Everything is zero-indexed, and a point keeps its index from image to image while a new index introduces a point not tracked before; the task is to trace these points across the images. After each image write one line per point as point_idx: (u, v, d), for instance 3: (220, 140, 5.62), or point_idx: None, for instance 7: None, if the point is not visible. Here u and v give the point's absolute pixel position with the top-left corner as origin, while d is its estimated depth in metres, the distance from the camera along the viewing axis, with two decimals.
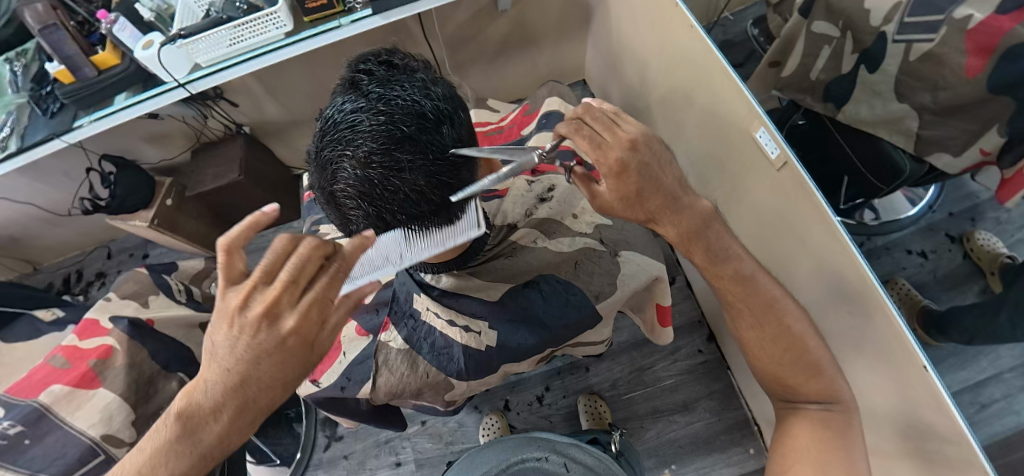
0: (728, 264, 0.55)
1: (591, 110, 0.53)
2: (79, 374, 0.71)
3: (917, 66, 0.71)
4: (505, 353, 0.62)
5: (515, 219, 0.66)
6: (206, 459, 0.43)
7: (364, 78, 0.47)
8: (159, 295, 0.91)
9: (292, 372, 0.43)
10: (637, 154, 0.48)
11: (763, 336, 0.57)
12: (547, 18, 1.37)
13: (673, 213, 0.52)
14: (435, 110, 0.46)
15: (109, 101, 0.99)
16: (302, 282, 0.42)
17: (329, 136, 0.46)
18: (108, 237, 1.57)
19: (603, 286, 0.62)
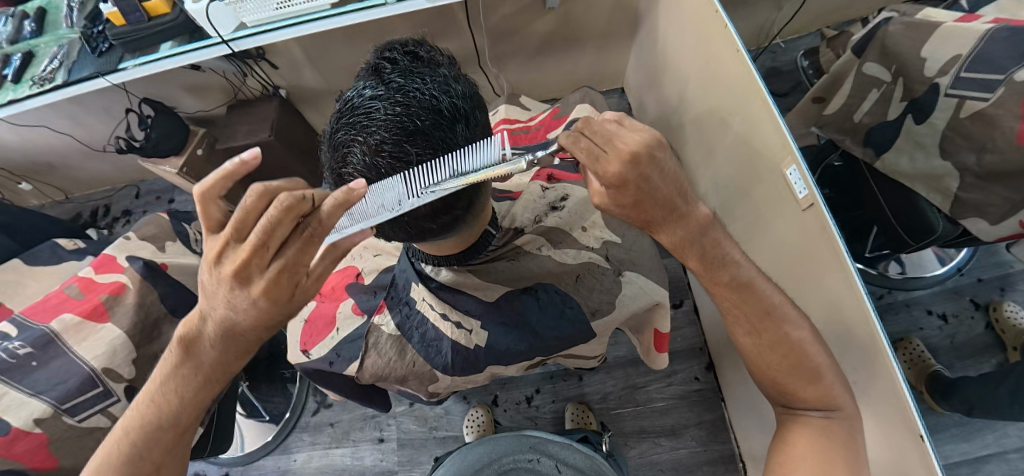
0: (725, 271, 0.53)
1: (590, 123, 0.45)
2: (91, 306, 0.74)
3: (967, 124, 0.68)
4: (493, 355, 0.63)
5: (523, 224, 0.65)
6: (210, 380, 0.45)
7: (388, 67, 0.49)
8: (176, 242, 0.94)
9: (273, 321, 0.43)
10: (636, 171, 0.43)
11: (761, 340, 0.56)
12: (593, 21, 1.35)
13: (677, 224, 0.48)
14: (451, 107, 0.48)
15: (154, 48, 1.02)
16: (273, 245, 0.38)
17: (346, 119, 0.48)
18: (139, 177, 1.62)
19: (602, 303, 0.62)
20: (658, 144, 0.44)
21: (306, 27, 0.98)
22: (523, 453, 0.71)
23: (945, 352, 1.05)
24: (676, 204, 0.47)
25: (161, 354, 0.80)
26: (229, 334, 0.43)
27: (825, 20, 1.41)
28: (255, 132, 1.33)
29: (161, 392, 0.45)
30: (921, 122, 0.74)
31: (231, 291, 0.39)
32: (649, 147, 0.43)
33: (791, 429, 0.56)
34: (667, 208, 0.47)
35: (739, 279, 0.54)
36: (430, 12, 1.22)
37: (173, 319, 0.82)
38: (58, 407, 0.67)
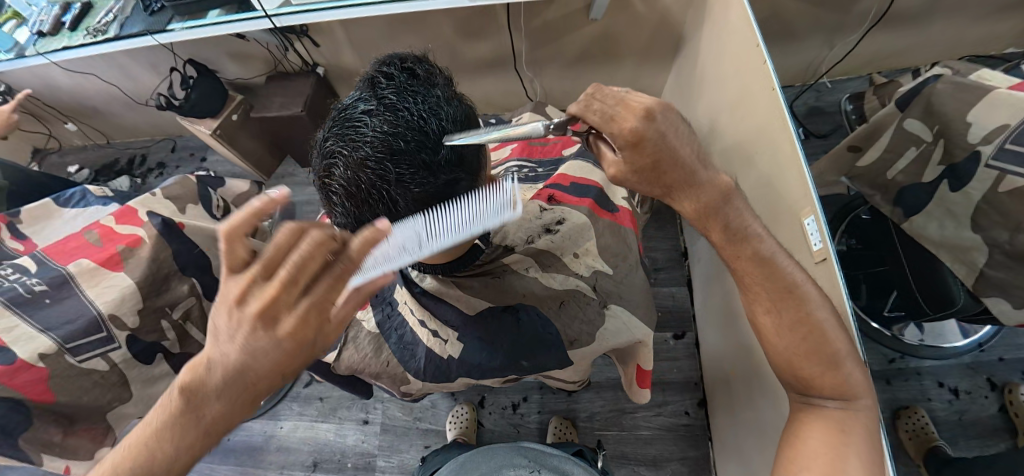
0: (744, 244, 0.51)
1: (602, 89, 0.48)
2: (107, 255, 0.77)
3: (1004, 199, 0.65)
4: (465, 368, 0.63)
5: (514, 242, 0.62)
6: (211, 434, 0.42)
7: (383, 81, 0.50)
8: (198, 205, 0.98)
9: (295, 362, 0.42)
10: (653, 126, 0.44)
11: (790, 319, 0.51)
12: (634, 37, 1.33)
13: (694, 187, 0.47)
14: (439, 130, 0.48)
15: (202, 14, 1.06)
16: (301, 280, 0.39)
17: (333, 130, 0.48)
18: (176, 133, 1.69)
19: (581, 333, 0.62)
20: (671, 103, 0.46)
21: (348, 11, 1.00)
22: (518, 456, 0.72)
23: (951, 428, 1.00)
24: (693, 170, 0.46)
25: (166, 308, 0.83)
26: (233, 385, 0.41)
27: (878, 65, 1.35)
28: (289, 105, 1.36)
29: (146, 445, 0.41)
30: (956, 190, 0.70)
31: (252, 331, 0.39)
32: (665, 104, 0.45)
33: (806, 423, 0.52)
34: (682, 171, 0.46)
35: (762, 262, 0.51)
36: (473, 10, 1.22)
37: (182, 277, 0.86)
38: (62, 346, 0.70)
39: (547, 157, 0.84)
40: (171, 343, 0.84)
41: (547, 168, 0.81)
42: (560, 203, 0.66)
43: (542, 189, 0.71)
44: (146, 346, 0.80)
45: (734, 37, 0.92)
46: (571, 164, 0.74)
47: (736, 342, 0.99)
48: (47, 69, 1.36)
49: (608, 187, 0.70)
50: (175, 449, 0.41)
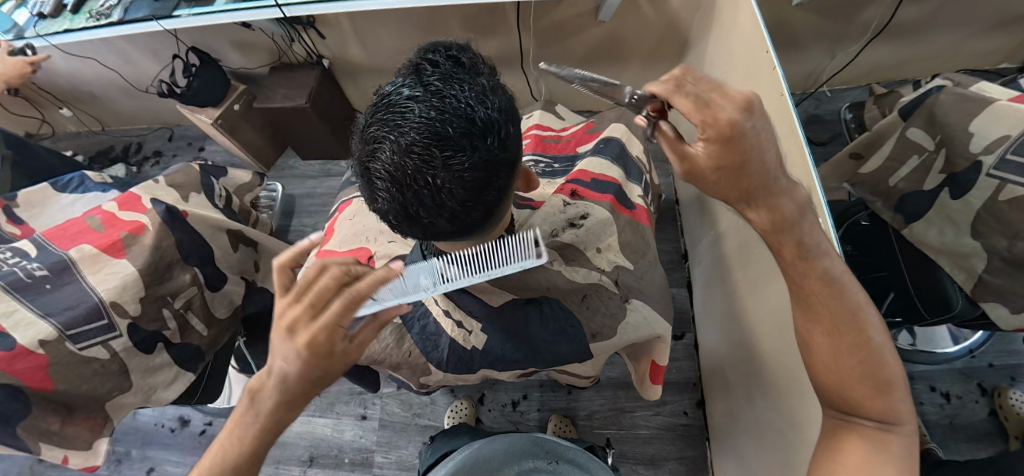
0: (816, 262, 0.47)
1: (691, 74, 0.45)
2: (110, 241, 0.76)
3: (1004, 208, 0.66)
4: (487, 360, 0.63)
5: (539, 234, 0.65)
6: (270, 430, 0.44)
7: (428, 68, 0.48)
8: (200, 194, 0.98)
9: (320, 369, 0.43)
10: (739, 117, 0.41)
11: (850, 340, 0.47)
12: (640, 41, 1.35)
13: (775, 193, 0.44)
14: (489, 116, 0.46)
15: (210, 2, 1.05)
16: (320, 306, 0.43)
17: (378, 117, 0.47)
18: (174, 122, 1.66)
19: (604, 327, 0.62)
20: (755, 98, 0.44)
21: (359, 3, 0.99)
22: (538, 447, 0.72)
23: (942, 432, 1.02)
24: (775, 178, 0.44)
25: (168, 297, 0.82)
26: (282, 389, 0.43)
27: (876, 76, 1.38)
28: (293, 97, 1.35)
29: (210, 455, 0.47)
30: (957, 198, 0.72)
31: (282, 342, 0.43)
32: (751, 99, 0.43)
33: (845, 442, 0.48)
34: (760, 181, 0.44)
35: (821, 284, 0.47)
36: (481, 7, 1.22)
37: (185, 266, 0.85)
38: (63, 333, 0.69)
39: (561, 154, 0.87)
40: (172, 333, 0.82)
41: (563, 163, 0.85)
42: (582, 198, 0.69)
43: (563, 183, 0.73)
44: (146, 335, 0.78)
45: (743, 40, 0.93)
46: (589, 160, 0.74)
47: (736, 343, 1.01)
48: (44, 52, 1.33)
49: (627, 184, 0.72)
50: (242, 450, 0.47)
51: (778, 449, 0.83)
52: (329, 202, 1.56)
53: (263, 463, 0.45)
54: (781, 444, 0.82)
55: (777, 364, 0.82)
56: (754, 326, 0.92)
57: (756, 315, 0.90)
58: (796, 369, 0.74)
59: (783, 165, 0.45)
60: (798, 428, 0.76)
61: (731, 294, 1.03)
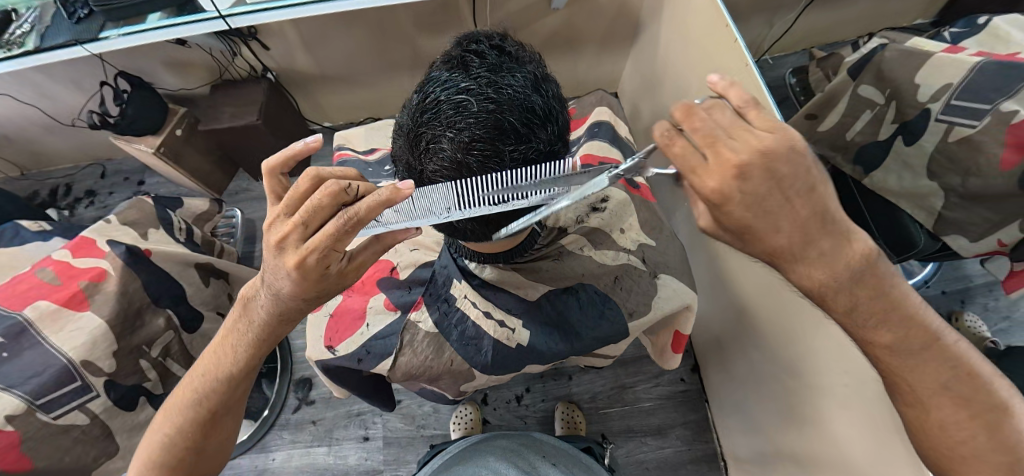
0: (887, 329, 0.41)
1: (694, 114, 0.35)
2: (69, 294, 0.70)
3: (955, 148, 0.73)
4: (532, 356, 0.63)
5: (566, 223, 0.68)
6: (260, 342, 0.50)
7: (475, 59, 0.50)
8: (159, 229, 0.90)
9: (306, 293, 0.43)
10: (745, 186, 0.33)
11: (941, 415, 0.42)
12: (594, 28, 1.36)
13: (813, 261, 0.37)
14: (540, 106, 0.49)
15: (141, 19, 0.95)
16: (314, 226, 0.40)
17: (432, 110, 0.47)
18: (105, 156, 1.51)
19: (639, 305, 0.64)
20: (793, 147, 0.34)
21: (308, 8, 0.93)
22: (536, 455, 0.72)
23: None
24: (802, 251, 0.37)
25: (143, 346, 0.77)
26: (268, 302, 0.46)
27: (810, 41, 1.47)
28: (242, 115, 1.26)
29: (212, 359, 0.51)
30: (911, 144, 0.78)
31: (273, 258, 0.41)
32: (768, 153, 0.33)
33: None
34: (791, 255, 0.37)
35: (903, 351, 0.42)
36: (434, 4, 1.18)
37: (156, 309, 0.80)
38: (32, 404, 0.64)
39: None
40: (153, 384, 0.78)
41: None
42: None
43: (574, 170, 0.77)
44: (127, 389, 0.74)
45: (698, 15, 0.97)
46: (591, 145, 0.79)
47: (724, 305, 1.05)
48: None
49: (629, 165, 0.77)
50: (237, 361, 0.50)
51: (781, 397, 0.88)
52: None
53: (250, 372, 0.51)
54: (784, 393, 0.87)
55: (769, 319, 0.87)
56: (740, 285, 0.96)
57: (742, 277, 0.95)
58: (791, 322, 0.79)
59: (830, 225, 0.36)
60: (799, 375, 0.81)
61: (713, 260, 1.08)
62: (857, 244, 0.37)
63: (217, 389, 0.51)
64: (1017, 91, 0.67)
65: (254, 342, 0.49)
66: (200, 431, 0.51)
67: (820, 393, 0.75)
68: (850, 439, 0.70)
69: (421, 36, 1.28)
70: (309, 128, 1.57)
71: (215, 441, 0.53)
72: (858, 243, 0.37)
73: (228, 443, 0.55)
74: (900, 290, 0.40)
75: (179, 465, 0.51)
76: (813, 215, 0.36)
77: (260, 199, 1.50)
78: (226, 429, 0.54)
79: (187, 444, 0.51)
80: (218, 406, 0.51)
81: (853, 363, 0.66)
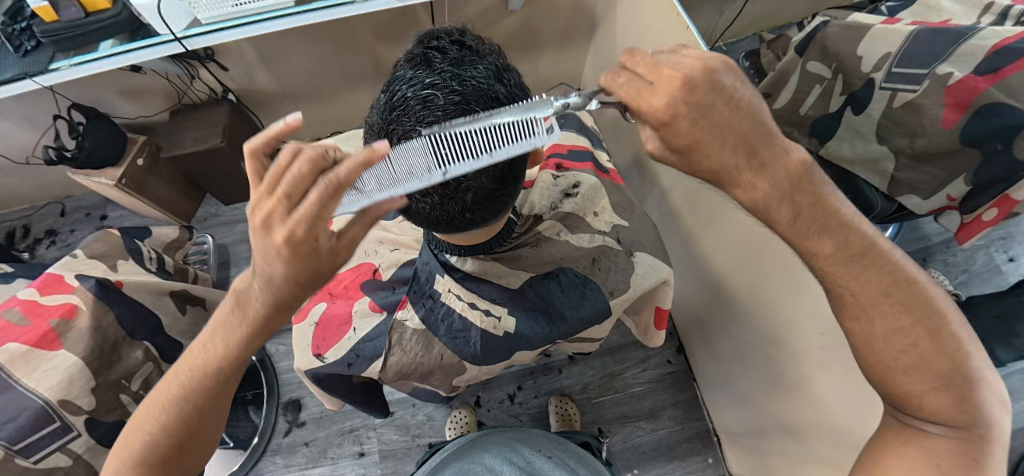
0: (829, 237, 0.42)
1: (635, 54, 0.38)
2: (40, 333, 0.68)
3: (899, 113, 0.78)
4: (519, 342, 0.65)
5: (541, 210, 0.70)
6: (255, 334, 0.45)
7: (438, 55, 0.51)
8: (129, 261, 0.87)
9: (302, 276, 0.40)
10: (682, 97, 0.34)
11: (885, 326, 0.44)
12: (552, 28, 1.39)
13: (757, 170, 0.38)
14: (505, 95, 0.51)
15: (94, 47, 0.93)
16: (298, 197, 0.37)
17: (400, 108, 0.48)
18: (63, 193, 1.46)
19: (619, 283, 0.66)
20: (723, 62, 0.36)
21: (266, 25, 0.93)
22: (530, 449, 0.72)
23: None
24: (741, 163, 0.37)
25: (122, 381, 0.75)
26: (267, 293, 0.42)
27: (758, 26, 1.53)
28: (206, 138, 1.24)
29: (200, 356, 0.48)
30: (859, 113, 0.83)
31: (262, 238, 0.38)
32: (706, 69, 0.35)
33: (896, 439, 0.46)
34: (736, 169, 0.37)
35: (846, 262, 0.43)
36: (392, 13, 1.18)
37: (133, 342, 0.78)
38: (9, 450, 0.62)
39: None
40: None
41: None
42: (569, 170, 0.75)
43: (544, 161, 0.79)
44: (110, 426, 0.72)
45: (651, 7, 1.00)
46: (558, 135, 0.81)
47: (701, 282, 1.09)
48: None
49: (597, 150, 0.79)
50: (222, 362, 0.47)
51: (763, 365, 0.92)
52: None
53: (234, 369, 0.48)
54: (765, 361, 0.92)
55: (745, 288, 0.91)
56: (713, 260, 1.00)
57: (716, 253, 0.98)
58: (765, 288, 0.84)
59: (767, 137, 0.37)
60: (778, 341, 0.85)
61: (686, 241, 1.11)
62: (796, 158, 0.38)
63: (203, 387, 0.47)
64: (950, 55, 0.72)
65: (241, 342, 0.45)
66: (183, 430, 0.49)
67: (799, 357, 0.80)
68: (831, 393, 0.74)
69: (383, 47, 1.28)
70: None
71: (196, 438, 0.51)
72: (792, 152, 0.38)
73: (208, 440, 0.53)
74: (836, 199, 0.41)
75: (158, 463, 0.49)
76: (751, 123, 0.36)
77: (232, 223, 1.47)
78: (212, 424, 0.52)
79: (170, 441, 0.49)
80: (214, 388, 0.48)
81: (824, 322, 0.71)
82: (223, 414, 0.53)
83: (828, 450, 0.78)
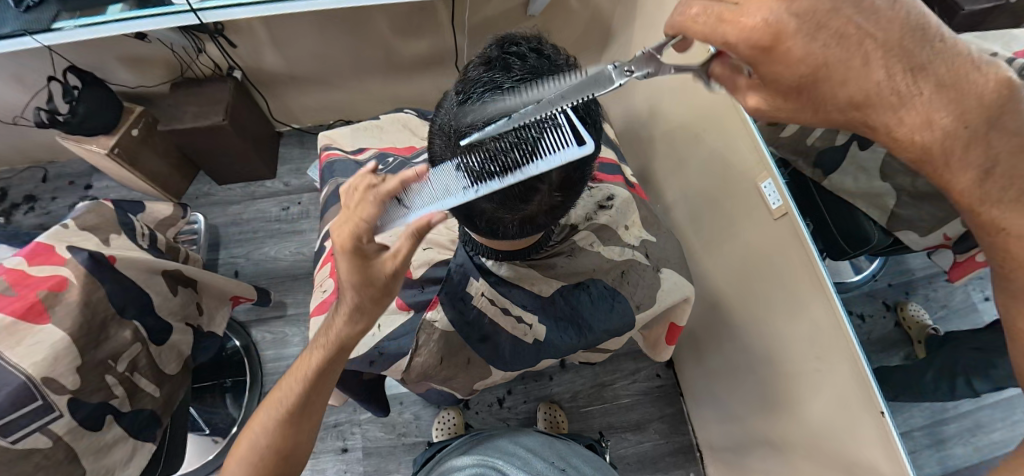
0: None
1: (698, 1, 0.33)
2: (26, 305, 0.65)
3: None
4: (547, 350, 0.66)
5: (576, 220, 0.70)
6: (339, 349, 0.53)
7: (517, 62, 0.50)
8: (121, 235, 0.84)
9: (375, 287, 0.47)
10: (796, 9, 0.29)
11: None
12: (567, 36, 1.39)
13: (930, 94, 0.31)
14: (583, 108, 0.50)
15: (101, 11, 0.89)
16: (370, 223, 0.44)
17: (475, 113, 0.47)
18: (47, 158, 1.39)
19: (645, 298, 0.67)
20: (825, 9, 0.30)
21: (288, 5, 0.90)
22: (542, 460, 0.68)
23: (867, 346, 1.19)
24: (908, 84, 0.31)
25: (109, 360, 0.72)
26: (352, 309, 0.50)
27: None
28: (207, 114, 1.19)
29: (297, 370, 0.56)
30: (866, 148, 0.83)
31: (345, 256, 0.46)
32: (817, 5, 0.30)
33: None
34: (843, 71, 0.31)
35: None
36: (410, 6, 1.17)
37: (122, 321, 0.75)
38: None
39: None
40: (120, 400, 0.73)
41: None
42: (603, 182, 0.75)
43: None
44: (93, 408, 0.69)
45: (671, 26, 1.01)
46: None
47: (698, 301, 1.10)
48: None
49: (622, 164, 0.81)
50: (314, 364, 0.54)
51: (756, 387, 0.94)
52: (260, 227, 1.41)
53: (324, 383, 0.55)
54: (757, 382, 0.93)
55: (742, 308, 0.93)
56: (711, 278, 1.03)
57: (716, 271, 1.01)
58: (764, 310, 0.86)
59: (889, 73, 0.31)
60: (773, 363, 0.87)
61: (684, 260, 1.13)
62: (925, 87, 0.31)
63: (297, 395, 0.55)
64: None
65: (331, 355, 0.53)
66: (280, 434, 0.55)
67: (791, 380, 0.82)
68: (821, 417, 0.76)
69: (395, 38, 1.26)
70: (274, 129, 1.50)
71: (291, 445, 0.56)
72: (915, 86, 0.30)
73: (303, 454, 0.59)
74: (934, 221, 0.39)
75: (257, 465, 0.55)
76: (897, 33, 0.30)
77: (225, 203, 1.43)
78: (304, 436, 0.57)
79: (269, 443, 0.55)
80: (308, 399, 0.55)
81: (823, 349, 0.73)
82: (311, 432, 0.58)
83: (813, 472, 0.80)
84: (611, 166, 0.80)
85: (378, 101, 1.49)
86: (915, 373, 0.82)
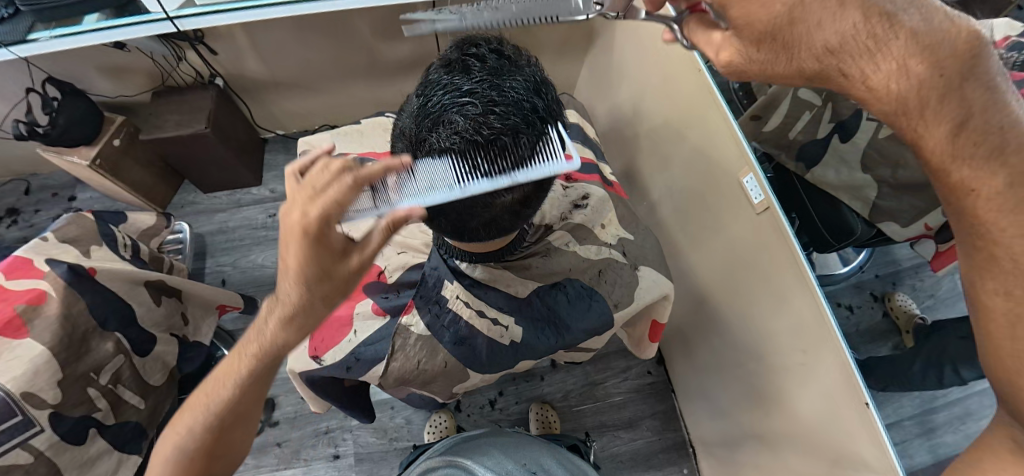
0: None
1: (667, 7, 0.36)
2: (4, 320, 0.64)
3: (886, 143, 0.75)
4: (524, 351, 0.66)
5: (551, 220, 0.70)
6: (282, 352, 0.44)
7: (476, 63, 0.51)
8: (102, 246, 0.83)
9: (324, 280, 0.40)
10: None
11: None
12: (551, 37, 1.39)
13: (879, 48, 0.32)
14: (542, 108, 0.51)
15: (77, 21, 0.88)
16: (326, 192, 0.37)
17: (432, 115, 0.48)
18: (28, 170, 1.37)
19: (624, 295, 0.67)
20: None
21: (267, 11, 0.89)
22: (514, 462, 0.67)
23: None
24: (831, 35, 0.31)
25: (91, 373, 0.71)
26: (297, 300, 0.41)
27: None
28: (190, 122, 1.18)
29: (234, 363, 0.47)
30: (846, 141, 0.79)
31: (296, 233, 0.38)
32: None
33: None
34: (806, 24, 0.31)
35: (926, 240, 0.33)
36: (390, 10, 1.16)
37: (104, 334, 0.74)
38: None
39: None
40: (104, 413, 0.73)
41: None
42: (578, 181, 0.76)
43: None
44: (74, 423, 0.68)
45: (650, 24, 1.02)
46: None
47: (686, 298, 1.11)
48: None
49: (601, 164, 0.81)
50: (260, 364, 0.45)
51: (743, 381, 0.94)
52: (246, 235, 1.40)
53: (269, 379, 0.46)
54: (745, 376, 0.94)
55: (727, 302, 0.93)
56: (696, 274, 1.04)
57: (701, 267, 1.01)
58: (749, 303, 0.86)
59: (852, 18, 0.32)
60: (760, 358, 0.87)
61: (670, 256, 1.13)
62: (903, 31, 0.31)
63: (237, 398, 0.46)
64: None
65: (278, 353, 0.44)
66: (211, 438, 0.47)
67: (777, 373, 0.83)
68: (806, 409, 0.77)
69: (377, 42, 1.26)
70: (260, 136, 1.50)
71: (227, 441, 0.49)
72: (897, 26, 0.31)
73: (238, 450, 0.52)
74: None
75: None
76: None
77: (211, 211, 1.42)
78: (243, 430, 0.50)
79: (196, 449, 0.47)
80: (249, 405, 0.47)
81: (807, 342, 0.74)
82: (249, 431, 0.51)
83: (801, 464, 0.81)
84: (589, 166, 0.80)
85: (363, 105, 1.48)
86: (901, 364, 0.83)
